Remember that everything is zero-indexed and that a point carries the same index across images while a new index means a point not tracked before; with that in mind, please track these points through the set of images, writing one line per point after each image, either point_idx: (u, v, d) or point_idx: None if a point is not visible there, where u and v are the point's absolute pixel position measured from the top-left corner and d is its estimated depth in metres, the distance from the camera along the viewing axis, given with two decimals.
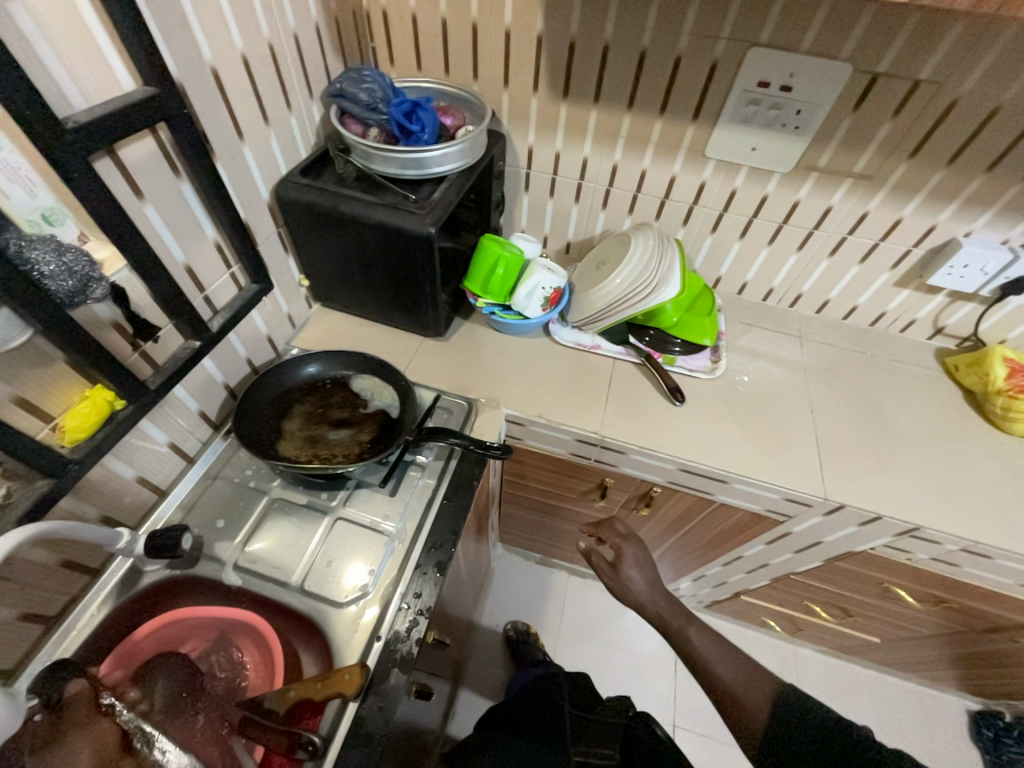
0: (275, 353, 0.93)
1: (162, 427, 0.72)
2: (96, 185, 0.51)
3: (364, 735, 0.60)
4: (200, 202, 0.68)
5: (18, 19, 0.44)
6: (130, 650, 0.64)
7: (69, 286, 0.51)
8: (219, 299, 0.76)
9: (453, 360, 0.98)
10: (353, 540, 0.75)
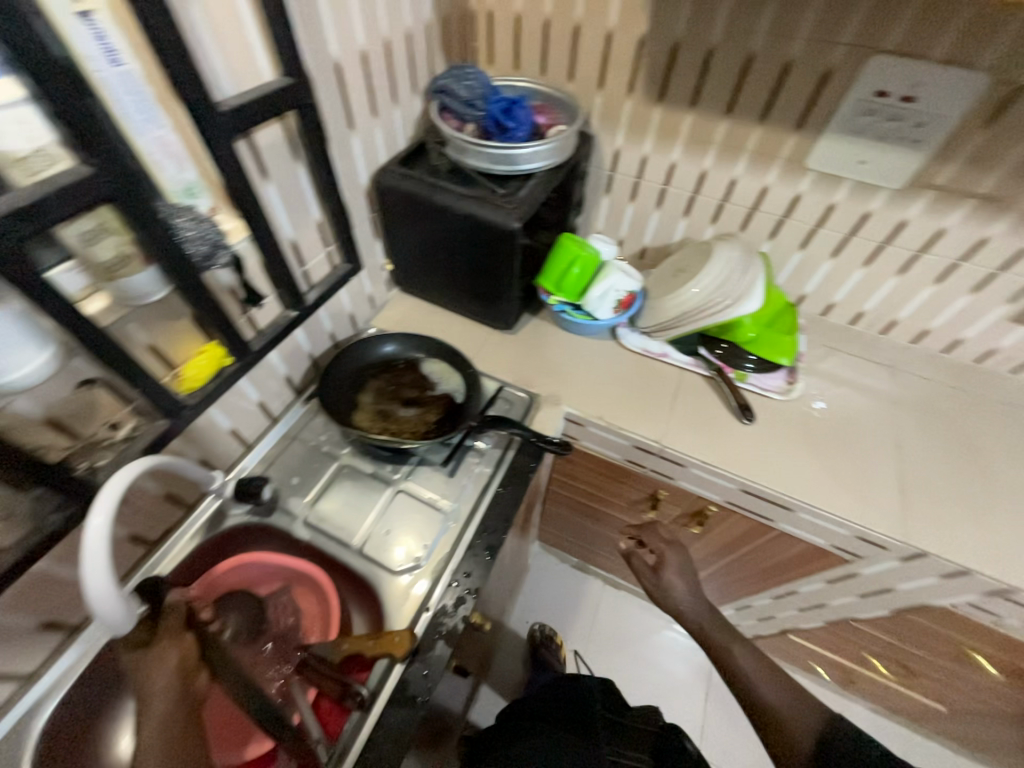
0: (355, 330, 0.99)
1: (255, 386, 0.79)
2: (234, 163, 0.58)
3: (408, 696, 0.63)
4: (311, 184, 0.74)
5: (192, 15, 0.51)
6: (211, 582, 0.72)
7: (201, 250, 0.57)
8: (316, 275, 0.82)
9: (519, 354, 1.00)
10: (410, 514, 0.79)
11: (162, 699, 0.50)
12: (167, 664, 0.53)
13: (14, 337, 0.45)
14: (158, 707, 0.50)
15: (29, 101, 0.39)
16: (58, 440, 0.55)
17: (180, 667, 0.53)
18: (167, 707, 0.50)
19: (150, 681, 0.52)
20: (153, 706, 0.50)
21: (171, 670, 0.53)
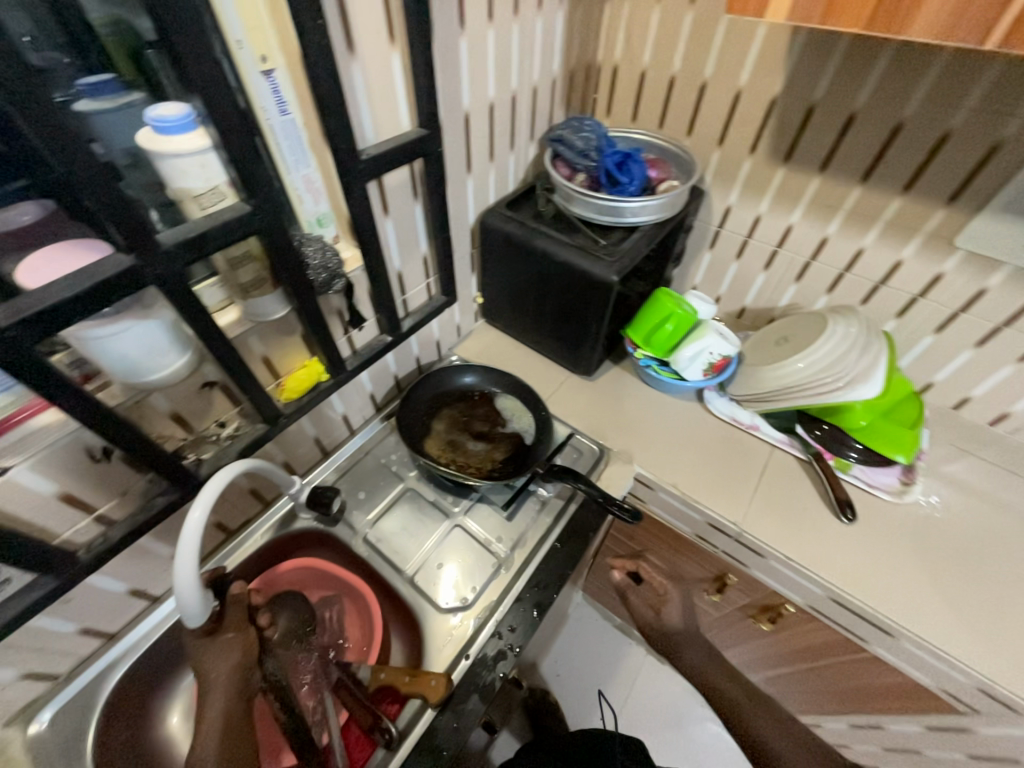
0: (438, 355, 1.03)
1: (341, 399, 0.84)
2: (363, 203, 0.62)
3: (435, 745, 0.62)
4: (423, 220, 0.78)
5: (353, 74, 0.56)
6: (272, 578, 0.77)
7: (321, 277, 0.63)
8: (414, 303, 0.86)
9: (595, 402, 0.97)
10: (464, 551, 0.79)
11: (222, 693, 0.54)
12: (232, 657, 0.57)
13: (161, 339, 0.50)
14: (220, 699, 0.54)
15: (214, 148, 0.45)
16: (174, 432, 0.61)
17: (242, 663, 0.57)
18: (224, 702, 0.54)
19: (216, 668, 0.55)
20: (213, 700, 0.54)
21: (235, 664, 0.56)
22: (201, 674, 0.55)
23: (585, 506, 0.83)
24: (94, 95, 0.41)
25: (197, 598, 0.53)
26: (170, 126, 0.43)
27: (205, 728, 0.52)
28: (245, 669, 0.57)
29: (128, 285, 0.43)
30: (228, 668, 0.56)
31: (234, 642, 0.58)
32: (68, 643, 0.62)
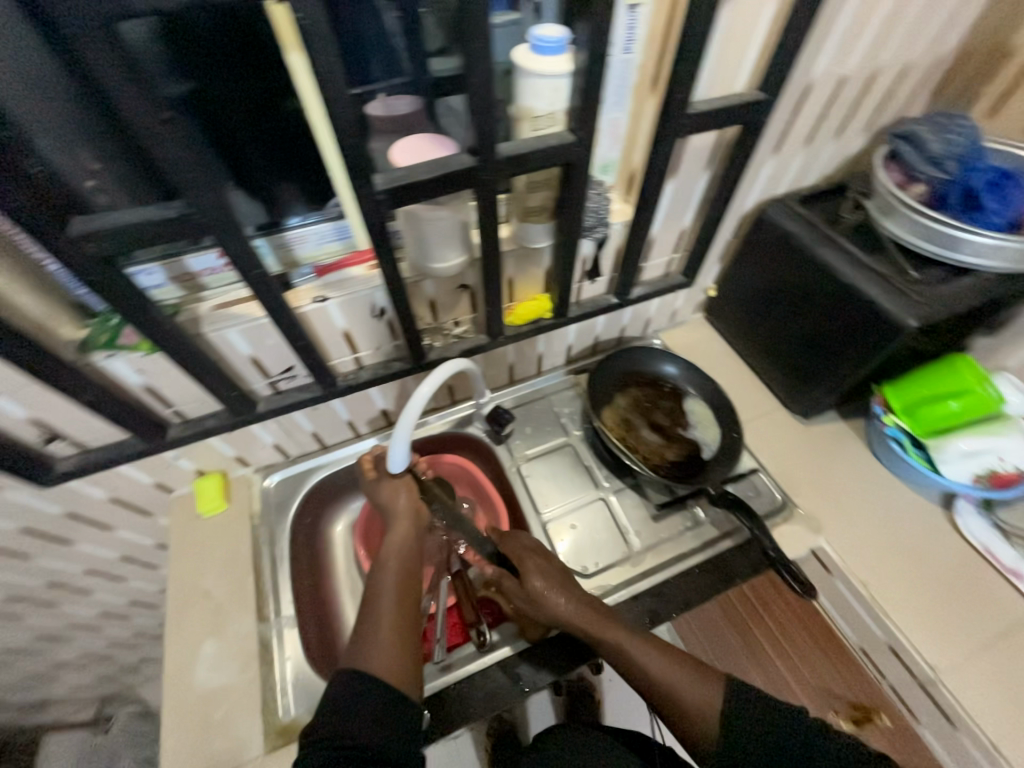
0: (641, 333, 0.99)
1: (545, 340, 0.87)
2: (662, 162, 0.59)
3: (515, 672, 0.67)
4: (701, 192, 0.72)
5: (719, 21, 0.53)
6: (434, 459, 0.86)
7: (588, 222, 0.66)
8: (649, 274, 0.83)
9: (797, 450, 0.84)
10: (600, 526, 0.79)
11: (399, 519, 0.65)
12: (405, 494, 0.67)
13: (451, 235, 0.58)
14: (399, 534, 0.63)
15: (570, 77, 0.47)
16: (425, 315, 0.71)
17: (414, 501, 0.67)
18: (403, 527, 0.64)
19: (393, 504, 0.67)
20: (393, 520, 0.65)
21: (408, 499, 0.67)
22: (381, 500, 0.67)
23: (739, 550, 0.75)
24: (497, 9, 0.48)
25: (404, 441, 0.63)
26: (545, 47, 0.46)
27: (387, 545, 0.62)
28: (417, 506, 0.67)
29: (459, 181, 0.49)
30: (399, 501, 0.67)
31: (405, 482, 0.69)
32: (302, 438, 0.81)
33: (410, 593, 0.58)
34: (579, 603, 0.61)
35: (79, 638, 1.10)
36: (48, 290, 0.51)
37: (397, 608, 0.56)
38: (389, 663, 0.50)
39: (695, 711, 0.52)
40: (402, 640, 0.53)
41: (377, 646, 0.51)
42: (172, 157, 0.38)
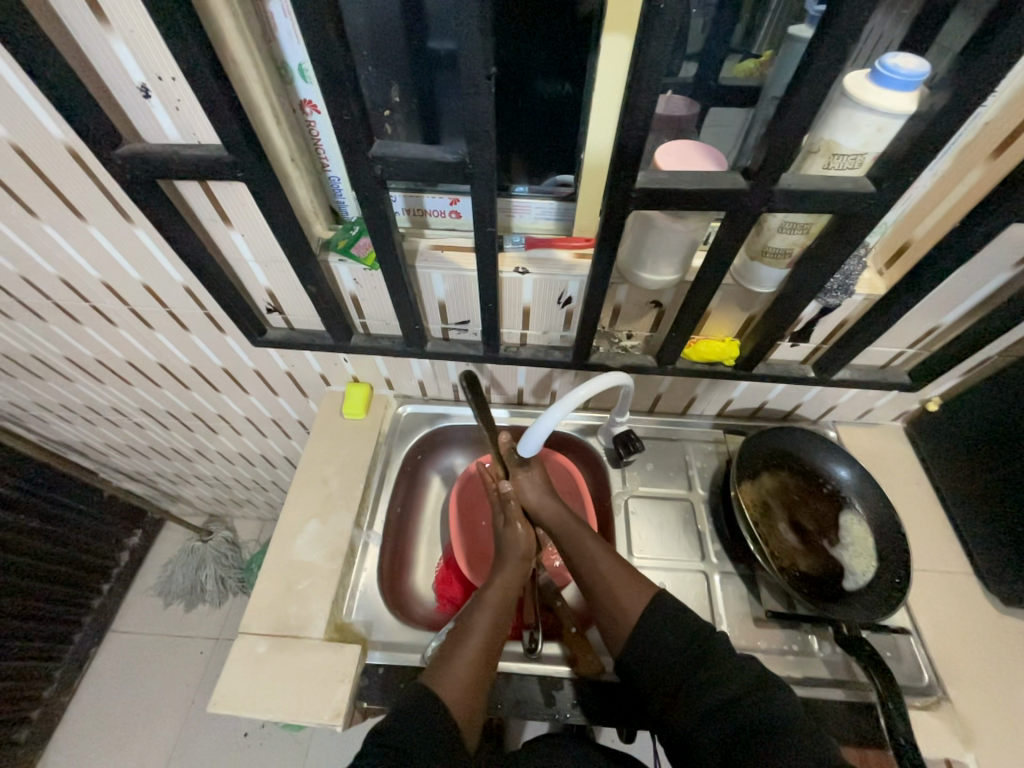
0: (816, 416, 0.86)
1: (707, 384, 0.80)
2: (969, 246, 0.48)
3: (552, 694, 0.64)
4: (988, 292, 0.59)
5: None
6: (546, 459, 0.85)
7: (832, 284, 0.57)
8: (864, 359, 0.71)
9: (977, 637, 0.67)
10: (691, 599, 0.71)
11: (508, 567, 0.67)
12: (521, 543, 0.69)
13: (675, 250, 0.54)
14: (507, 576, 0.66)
15: (906, 117, 0.40)
16: (604, 317, 0.69)
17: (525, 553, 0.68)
18: (509, 572, 0.66)
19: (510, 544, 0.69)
20: (504, 563, 0.67)
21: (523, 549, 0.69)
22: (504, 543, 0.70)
23: (848, 708, 0.63)
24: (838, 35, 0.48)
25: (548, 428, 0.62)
26: (892, 78, 0.39)
27: (493, 583, 0.65)
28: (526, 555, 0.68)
29: (720, 201, 0.45)
30: (515, 545, 0.69)
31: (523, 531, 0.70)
32: (444, 384, 0.86)
33: (496, 640, 0.59)
34: (554, 498, 0.71)
35: (218, 463, 1.34)
36: (318, 188, 0.60)
37: (481, 653, 0.57)
38: (461, 702, 0.53)
39: (621, 605, 0.60)
40: (476, 687, 0.55)
41: (453, 680, 0.54)
42: (476, 107, 0.40)
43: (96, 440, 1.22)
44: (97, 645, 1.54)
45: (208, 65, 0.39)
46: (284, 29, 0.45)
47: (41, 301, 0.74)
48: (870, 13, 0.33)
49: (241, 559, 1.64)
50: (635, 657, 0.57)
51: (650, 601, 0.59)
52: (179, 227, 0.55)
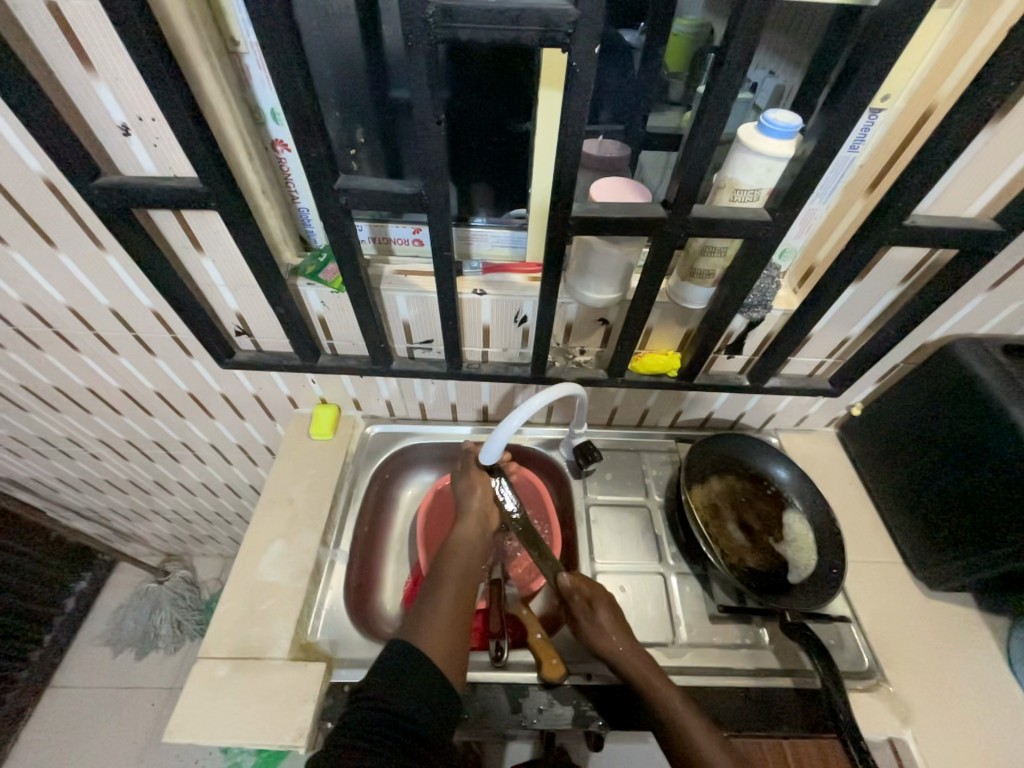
0: (760, 425, 0.93)
1: (658, 396, 0.86)
2: (857, 266, 0.57)
3: (519, 700, 0.66)
4: (884, 306, 0.68)
5: (973, 142, 0.50)
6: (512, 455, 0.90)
7: (751, 300, 0.64)
8: (791, 369, 0.79)
9: (907, 621, 0.72)
10: (652, 600, 0.75)
11: (468, 520, 0.69)
12: (479, 494, 0.71)
13: (614, 272, 0.61)
14: (470, 527, 0.68)
15: (787, 160, 0.49)
16: (559, 335, 0.75)
17: (485, 505, 0.71)
18: (472, 520, 0.69)
19: (472, 499, 0.71)
20: (464, 512, 0.70)
21: (482, 499, 0.71)
22: (466, 497, 0.71)
23: (797, 695, 0.66)
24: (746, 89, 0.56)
25: (504, 437, 0.65)
26: (773, 129, 0.47)
27: (456, 536, 0.67)
28: (487, 507, 0.71)
29: (646, 228, 0.52)
30: (473, 496, 0.71)
31: (481, 480, 0.72)
32: (412, 403, 0.89)
33: (465, 589, 0.62)
34: (630, 645, 0.62)
35: (178, 495, 1.30)
36: (288, 218, 0.64)
37: (453, 603, 0.60)
38: (434, 644, 0.55)
39: None
40: (455, 630, 0.58)
41: (429, 628, 0.57)
42: (429, 147, 0.46)
43: (47, 474, 1.17)
44: (33, 703, 1.41)
45: (186, 109, 0.44)
46: (258, 79, 0.51)
47: (2, 328, 0.74)
48: (743, 79, 0.41)
49: (200, 599, 1.56)
50: None
51: None
52: (151, 254, 0.58)
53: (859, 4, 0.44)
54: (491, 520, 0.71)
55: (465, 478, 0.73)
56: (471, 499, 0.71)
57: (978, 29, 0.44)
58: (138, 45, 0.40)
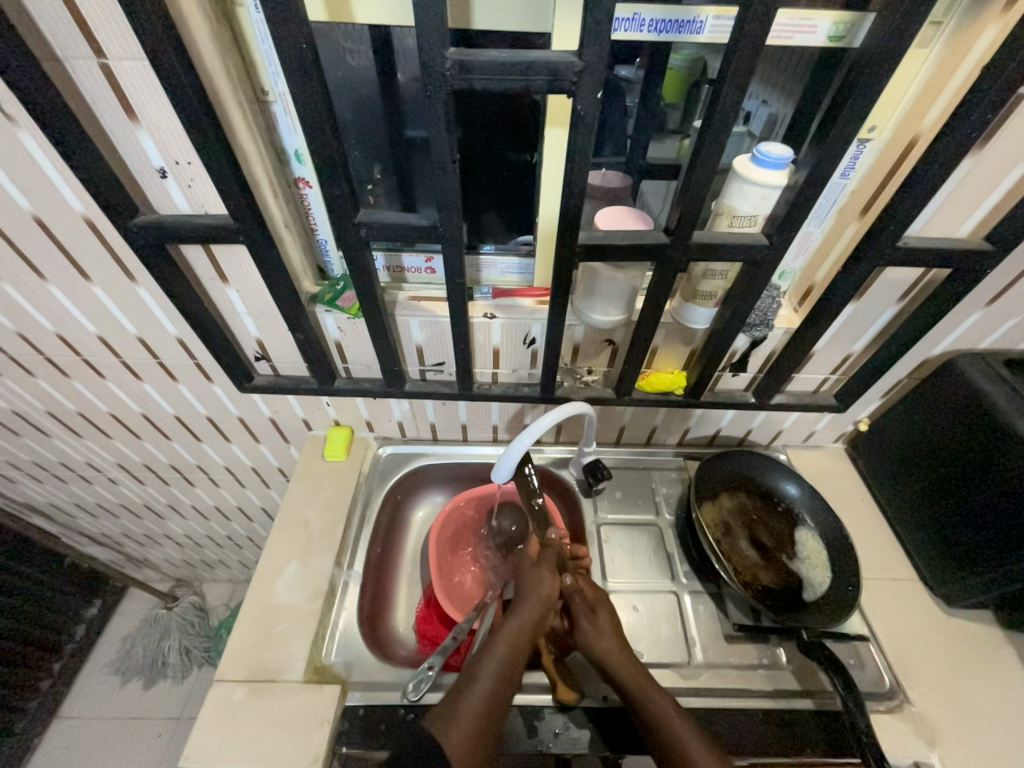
0: (767, 442, 0.93)
1: (665, 414, 0.87)
2: (854, 285, 0.59)
3: (534, 723, 0.65)
4: (884, 323, 0.69)
5: (959, 167, 0.53)
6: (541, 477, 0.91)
7: (753, 319, 0.66)
8: (797, 386, 0.80)
9: (926, 638, 0.71)
10: (666, 620, 0.74)
11: (527, 609, 0.67)
12: (545, 588, 0.69)
13: (618, 294, 0.63)
14: (523, 617, 0.66)
15: (781, 188, 0.51)
16: (567, 355, 0.77)
17: (545, 600, 0.68)
18: (528, 613, 0.66)
19: (534, 589, 0.69)
20: (524, 602, 0.68)
21: (546, 594, 0.68)
22: (530, 587, 0.69)
23: (818, 717, 0.65)
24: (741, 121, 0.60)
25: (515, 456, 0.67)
26: (766, 160, 0.50)
27: (510, 624, 0.65)
28: (548, 606, 0.67)
29: (649, 253, 0.55)
30: (538, 590, 0.69)
31: (549, 577, 0.70)
32: (423, 424, 0.91)
33: (502, 686, 0.59)
34: (631, 662, 0.63)
35: (191, 519, 1.31)
36: (307, 249, 0.68)
37: (486, 703, 0.56)
38: (462, 747, 0.52)
39: None
40: (481, 736, 0.54)
41: (455, 729, 0.53)
42: (445, 183, 0.49)
43: (65, 500, 1.19)
44: (41, 734, 1.39)
45: (222, 154, 0.48)
46: (284, 123, 0.55)
47: (33, 356, 0.77)
48: (736, 117, 0.44)
49: (209, 626, 1.55)
50: None
51: None
52: (181, 284, 0.61)
53: (842, 46, 0.47)
54: (548, 621, 0.67)
55: (534, 571, 0.71)
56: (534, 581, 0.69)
57: (955, 67, 0.47)
58: (181, 99, 0.44)
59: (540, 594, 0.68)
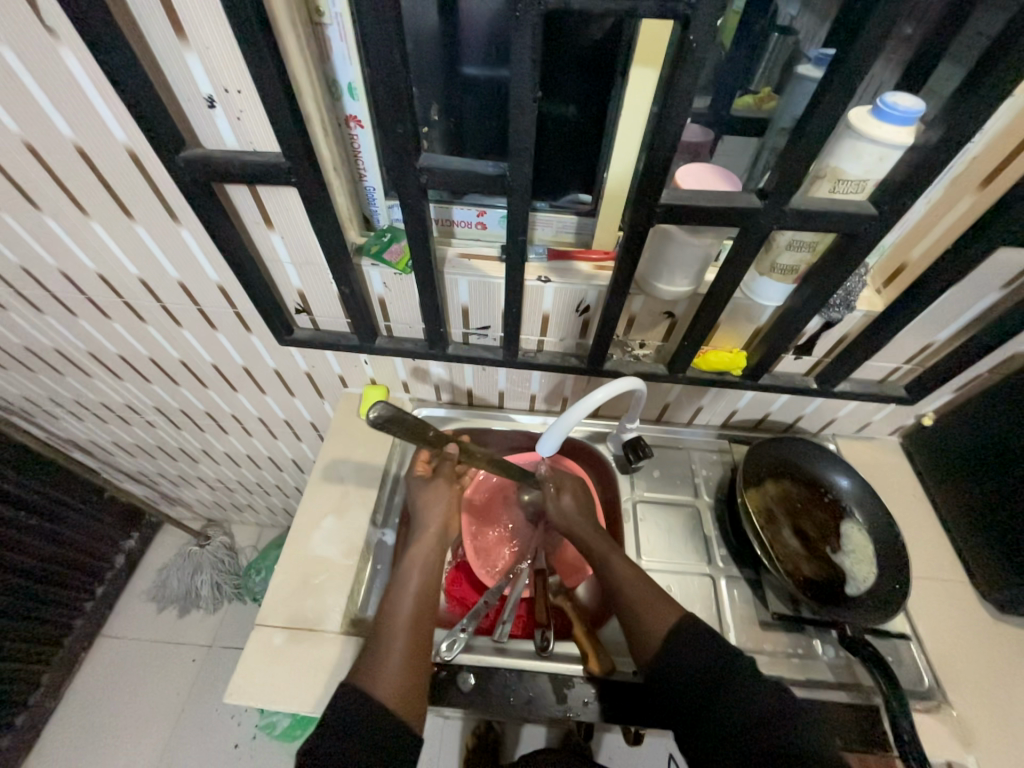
0: (817, 429, 0.89)
1: (714, 394, 0.83)
2: (961, 266, 0.52)
3: (566, 692, 0.65)
4: (976, 311, 0.63)
5: None
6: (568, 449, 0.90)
7: (836, 300, 0.61)
8: (863, 373, 0.75)
9: (972, 643, 0.69)
10: (700, 602, 0.73)
11: (427, 530, 0.69)
12: (439, 505, 0.71)
13: (689, 263, 0.58)
14: (424, 539, 0.68)
15: (905, 148, 0.45)
16: (620, 326, 0.73)
17: (442, 516, 0.70)
18: (431, 538, 0.68)
19: (429, 513, 0.70)
20: (423, 529, 0.69)
21: (441, 512, 0.70)
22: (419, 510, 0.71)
23: (852, 711, 0.64)
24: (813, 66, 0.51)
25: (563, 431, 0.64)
26: (891, 114, 0.43)
27: (414, 549, 0.68)
28: (447, 520, 0.70)
29: (736, 218, 0.49)
30: (433, 511, 0.70)
31: (442, 494, 0.72)
32: (460, 388, 0.88)
33: (425, 615, 0.61)
34: (589, 524, 0.73)
35: (224, 465, 1.35)
36: (354, 197, 0.64)
37: (408, 634, 0.59)
38: (391, 685, 0.54)
39: (643, 618, 0.62)
40: (409, 666, 0.56)
41: (383, 666, 0.55)
42: (520, 127, 0.44)
43: (105, 438, 1.23)
44: (87, 649, 1.51)
45: (278, 82, 0.43)
46: (339, 51, 0.50)
47: (75, 295, 0.76)
48: (873, 57, 0.37)
49: (237, 565, 1.63)
50: (655, 676, 0.58)
51: (677, 622, 0.60)
52: (225, 228, 0.58)
53: None
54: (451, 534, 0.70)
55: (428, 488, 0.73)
56: (427, 508, 0.71)
57: None
58: (238, 14, 0.39)
59: (435, 515, 0.70)
